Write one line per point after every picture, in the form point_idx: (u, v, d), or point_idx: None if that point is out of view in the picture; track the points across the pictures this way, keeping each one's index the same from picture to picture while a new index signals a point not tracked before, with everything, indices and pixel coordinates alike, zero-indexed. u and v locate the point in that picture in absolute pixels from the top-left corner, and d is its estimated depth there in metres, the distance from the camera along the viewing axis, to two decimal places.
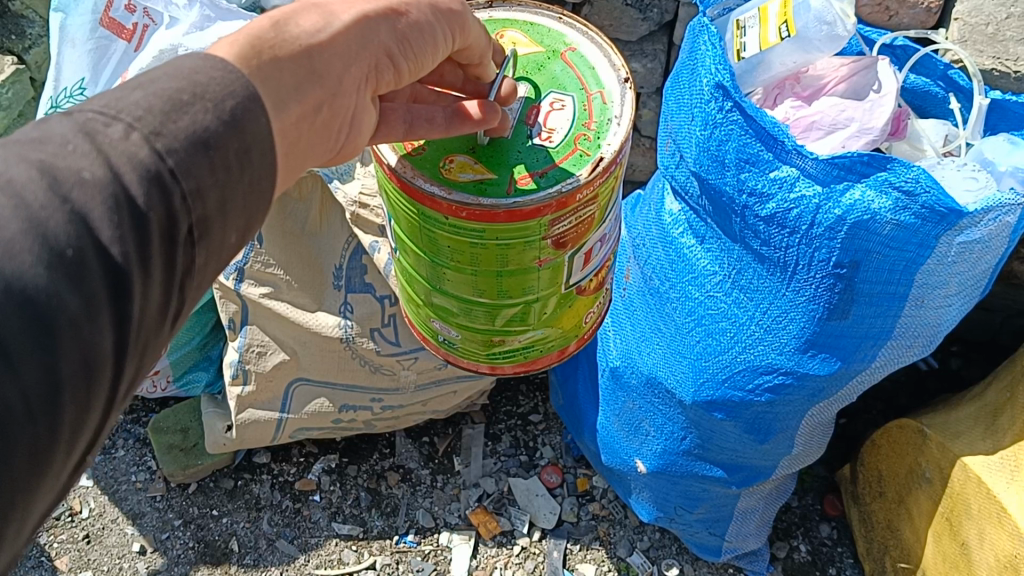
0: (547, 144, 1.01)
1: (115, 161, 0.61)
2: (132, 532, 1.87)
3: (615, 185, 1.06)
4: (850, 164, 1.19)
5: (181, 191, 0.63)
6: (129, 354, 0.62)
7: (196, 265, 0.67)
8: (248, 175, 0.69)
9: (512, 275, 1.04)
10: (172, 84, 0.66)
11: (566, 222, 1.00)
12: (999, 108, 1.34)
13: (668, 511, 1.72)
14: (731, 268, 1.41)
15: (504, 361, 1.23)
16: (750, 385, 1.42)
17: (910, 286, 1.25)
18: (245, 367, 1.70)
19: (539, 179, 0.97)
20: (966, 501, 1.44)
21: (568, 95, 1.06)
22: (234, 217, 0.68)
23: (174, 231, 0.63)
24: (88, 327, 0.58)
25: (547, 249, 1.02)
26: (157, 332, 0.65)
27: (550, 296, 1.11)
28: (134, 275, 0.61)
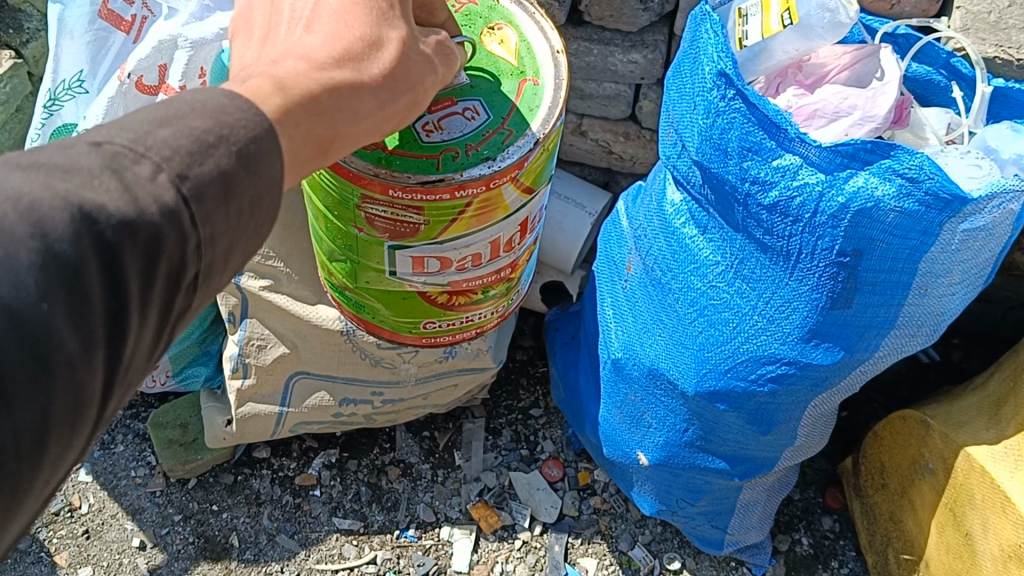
0: (420, 136, 1.05)
1: (142, 201, 0.62)
2: (131, 528, 1.86)
3: (465, 221, 1.07)
4: (853, 151, 1.19)
5: (197, 239, 0.66)
6: (115, 387, 0.66)
7: (192, 306, 0.70)
8: (256, 220, 0.70)
9: (332, 215, 1.13)
10: (200, 123, 0.67)
11: (376, 206, 1.06)
12: (1002, 96, 1.34)
13: (670, 504, 1.72)
14: (732, 258, 1.40)
15: (345, 312, 1.31)
16: (752, 375, 1.41)
17: (914, 274, 1.24)
18: (246, 360, 1.71)
19: (375, 152, 1.03)
20: (970, 491, 1.43)
21: (489, 113, 1.07)
22: (236, 260, 0.71)
23: (179, 275, 0.66)
24: (84, 366, 0.62)
25: (360, 216, 1.09)
26: (145, 364, 0.69)
27: (370, 271, 1.17)
28: (132, 320, 0.64)
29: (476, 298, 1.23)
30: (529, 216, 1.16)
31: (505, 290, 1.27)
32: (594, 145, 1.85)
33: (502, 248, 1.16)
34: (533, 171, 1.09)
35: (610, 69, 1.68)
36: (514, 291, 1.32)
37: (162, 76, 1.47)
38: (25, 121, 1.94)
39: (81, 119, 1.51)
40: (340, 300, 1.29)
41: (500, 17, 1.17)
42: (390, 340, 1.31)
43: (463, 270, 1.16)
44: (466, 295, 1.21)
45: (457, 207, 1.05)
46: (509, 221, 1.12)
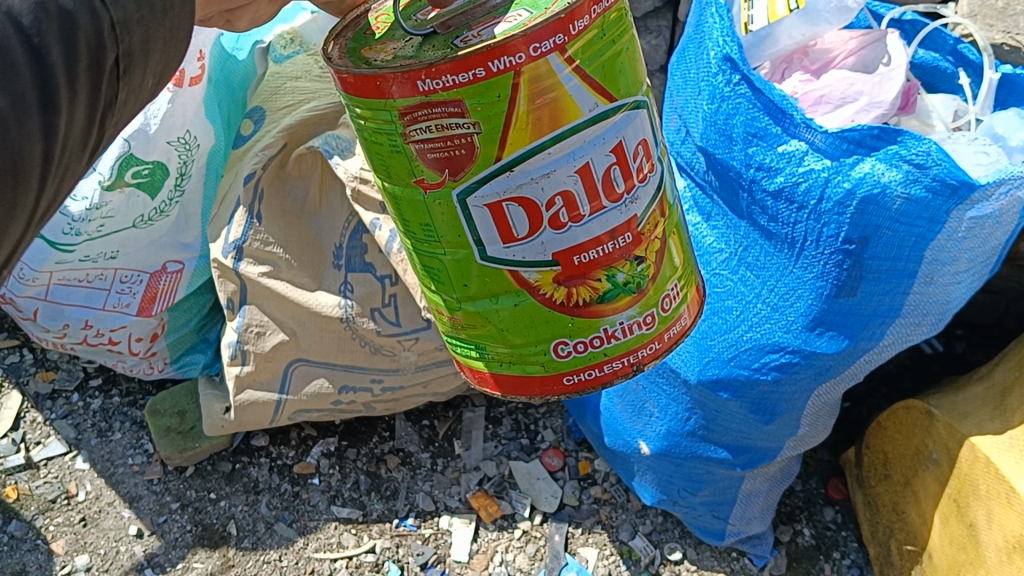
0: (455, 43, 0.86)
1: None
2: (129, 515, 1.85)
3: (528, 120, 0.86)
4: (860, 137, 1.18)
5: (110, 19, 0.68)
6: (53, 166, 0.67)
7: (117, 99, 0.73)
8: (169, 21, 0.73)
9: (399, 185, 0.95)
10: None
11: (425, 125, 0.87)
12: (1009, 83, 1.32)
13: (671, 494, 1.71)
14: (737, 246, 1.40)
15: (477, 358, 1.08)
16: (756, 364, 1.40)
17: (920, 263, 1.23)
18: (244, 347, 1.68)
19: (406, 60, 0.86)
20: (974, 482, 1.42)
21: (533, 11, 0.87)
22: (155, 60, 0.74)
23: (101, 58, 0.69)
24: (17, 128, 0.62)
25: (417, 160, 0.90)
26: (77, 158, 0.71)
27: (459, 251, 0.96)
28: (63, 91, 0.65)
29: (602, 289, 0.98)
30: (620, 140, 0.93)
31: (648, 296, 1.02)
32: None
33: (597, 184, 0.92)
34: (592, 51, 0.87)
35: None
36: (664, 293, 1.04)
37: None
38: None
39: None
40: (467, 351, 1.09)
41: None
42: (534, 389, 1.06)
43: (559, 227, 0.93)
44: (585, 278, 0.97)
45: (504, 89, 0.84)
46: (593, 137, 0.90)
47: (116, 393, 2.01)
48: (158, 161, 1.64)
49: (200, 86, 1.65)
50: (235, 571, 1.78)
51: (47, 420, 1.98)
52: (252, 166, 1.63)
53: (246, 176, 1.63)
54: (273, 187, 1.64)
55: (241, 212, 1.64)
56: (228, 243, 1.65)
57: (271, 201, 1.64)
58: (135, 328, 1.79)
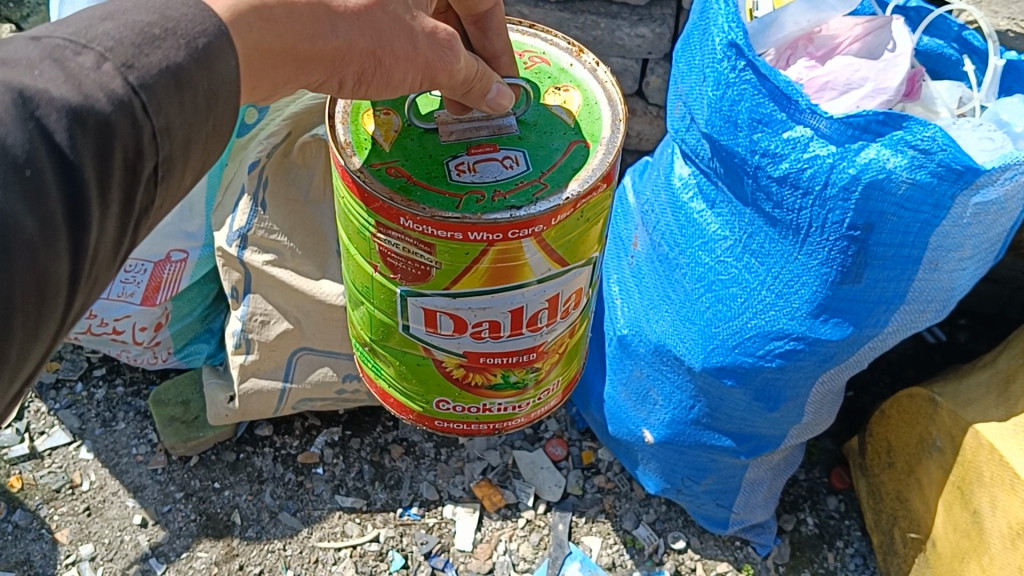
0: (451, 174, 1.01)
1: (87, 88, 0.65)
2: (133, 505, 1.85)
3: (481, 272, 1.01)
4: (865, 123, 1.18)
5: (152, 127, 0.68)
6: (81, 282, 0.67)
7: (152, 205, 0.73)
8: (213, 117, 0.73)
9: (357, 250, 1.10)
10: (144, 18, 0.69)
11: (391, 239, 1.01)
12: (1013, 69, 1.32)
13: (675, 482, 1.71)
14: (741, 233, 1.39)
15: (372, 368, 1.27)
16: (760, 351, 1.40)
17: (925, 249, 1.23)
18: (248, 336, 1.69)
19: (398, 181, 1.00)
20: (978, 468, 1.42)
21: (530, 165, 1.03)
22: (194, 157, 0.73)
23: (138, 166, 0.68)
24: (46, 251, 0.63)
25: (375, 252, 1.06)
26: (109, 267, 0.71)
27: (388, 314, 1.12)
28: (93, 206, 0.66)
29: (494, 380, 1.18)
30: (560, 292, 1.09)
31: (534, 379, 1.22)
32: None
33: (525, 319, 1.10)
34: (564, 235, 1.02)
35: (617, 43, 1.67)
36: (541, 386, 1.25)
37: None
38: None
39: None
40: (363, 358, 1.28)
41: (569, 80, 1.14)
42: (409, 415, 1.28)
43: (479, 339, 1.11)
44: (483, 369, 1.16)
45: (473, 251, 0.99)
46: (536, 290, 1.06)
47: (119, 382, 2.00)
48: None
49: None
50: (240, 560, 1.79)
51: (52, 410, 1.97)
52: (256, 153, 1.62)
53: (250, 165, 1.62)
54: (278, 176, 1.63)
55: (246, 200, 1.63)
56: (232, 231, 1.65)
57: (276, 189, 1.63)
58: (139, 317, 1.79)
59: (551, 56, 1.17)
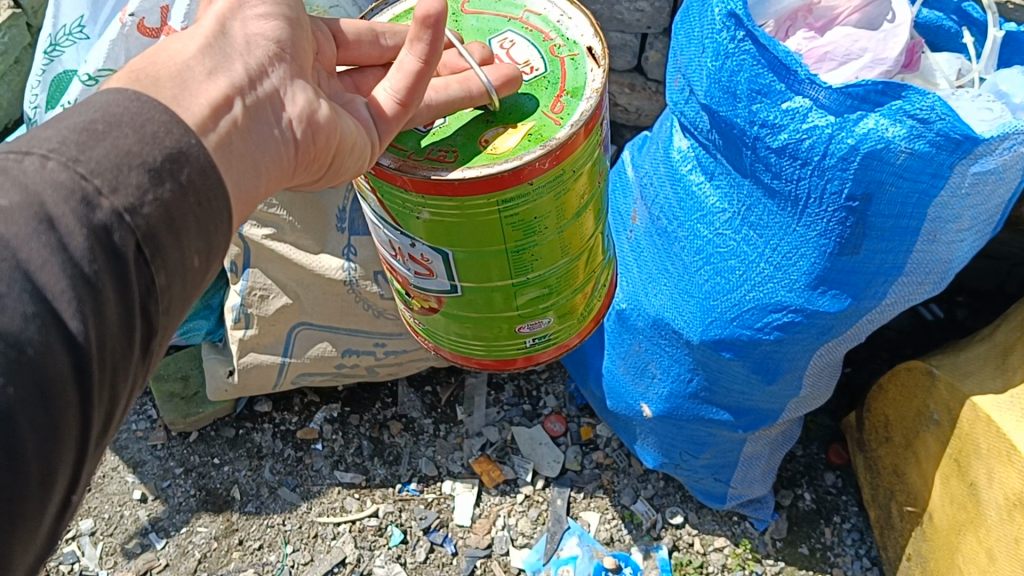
0: (539, 73, 1.10)
1: (34, 187, 0.62)
2: (133, 480, 1.86)
3: None
4: (864, 93, 1.17)
5: (116, 210, 0.64)
6: (91, 371, 0.64)
7: (157, 285, 0.69)
8: (194, 191, 0.69)
9: (587, 194, 1.12)
10: (86, 117, 0.66)
11: (602, 123, 1.09)
12: (1013, 40, 1.32)
13: (673, 457, 1.72)
14: (740, 205, 1.39)
15: (584, 317, 1.34)
16: (759, 324, 1.41)
17: (923, 220, 1.23)
18: (248, 310, 1.69)
19: (571, 97, 1.05)
20: (975, 441, 1.43)
21: (509, 31, 1.15)
22: (188, 234, 0.69)
23: (119, 250, 0.64)
24: (36, 351, 0.61)
25: (599, 154, 1.11)
26: (126, 355, 0.68)
27: (599, 203, 1.20)
28: (80, 297, 0.63)
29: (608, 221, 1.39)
30: None
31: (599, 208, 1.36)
32: None
33: None
34: None
35: (617, 18, 1.66)
36: None
37: (163, 18, 1.49)
38: (24, 74, 1.97)
39: (82, 64, 1.53)
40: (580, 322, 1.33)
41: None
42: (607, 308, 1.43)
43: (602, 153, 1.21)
44: None
45: None
46: None
47: None
48: None
49: None
50: (239, 535, 1.80)
51: None
52: None
53: None
54: None
55: None
56: None
57: None
58: None
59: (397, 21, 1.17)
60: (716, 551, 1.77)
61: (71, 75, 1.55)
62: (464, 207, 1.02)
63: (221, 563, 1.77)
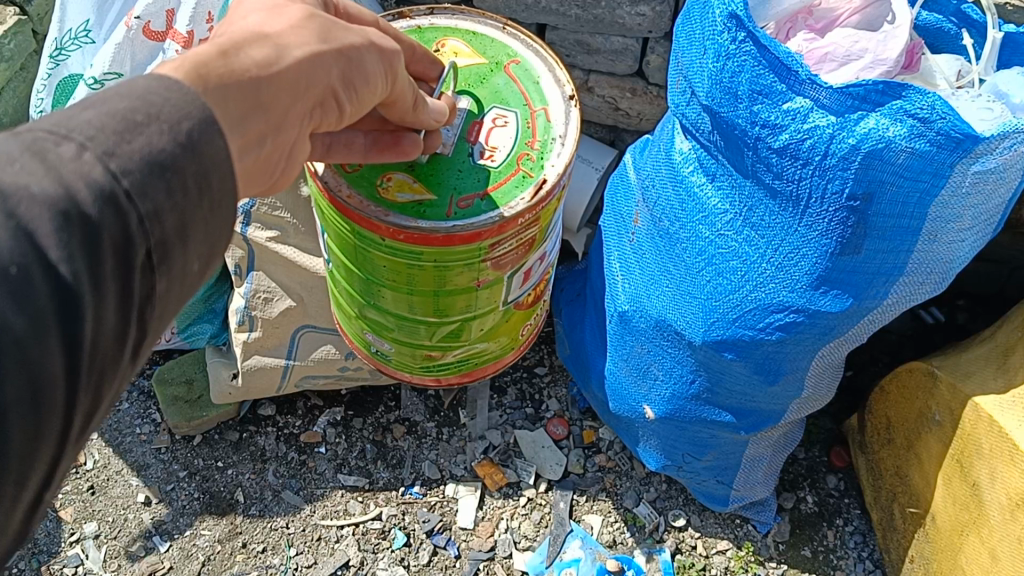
0: (490, 163, 1.19)
1: (67, 179, 0.57)
2: (136, 483, 1.86)
3: (555, 212, 1.26)
4: (864, 93, 1.18)
5: (138, 213, 0.59)
6: (82, 379, 0.59)
7: (156, 293, 0.63)
8: (207, 199, 0.65)
9: (456, 288, 1.25)
10: (125, 103, 0.61)
11: (504, 243, 1.19)
12: (1012, 42, 1.33)
13: (676, 459, 1.72)
14: (741, 206, 1.40)
15: (438, 371, 1.48)
16: (760, 324, 1.41)
17: (924, 220, 1.24)
18: (252, 313, 1.70)
19: (479, 205, 1.15)
20: (977, 440, 1.43)
21: (513, 112, 1.25)
22: (194, 243, 0.65)
23: (130, 255, 0.60)
24: (36, 349, 0.55)
25: (485, 267, 1.22)
26: (116, 361, 0.62)
27: (490, 305, 1.33)
28: (86, 297, 0.57)
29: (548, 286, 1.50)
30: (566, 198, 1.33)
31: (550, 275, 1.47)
32: (601, 101, 1.85)
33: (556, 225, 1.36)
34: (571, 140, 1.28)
35: (617, 22, 1.68)
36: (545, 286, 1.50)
37: (169, 22, 1.52)
38: (29, 80, 1.98)
39: (89, 67, 1.53)
40: (422, 369, 1.48)
41: (437, 38, 1.31)
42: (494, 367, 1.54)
43: (536, 268, 1.33)
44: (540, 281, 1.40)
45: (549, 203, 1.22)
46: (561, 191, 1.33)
47: None
48: None
49: None
50: (243, 538, 1.80)
51: None
52: None
53: None
54: None
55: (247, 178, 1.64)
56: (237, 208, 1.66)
57: None
58: None
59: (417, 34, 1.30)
60: (718, 554, 1.78)
61: (77, 79, 1.55)
62: (337, 213, 1.19)
63: (225, 565, 1.77)
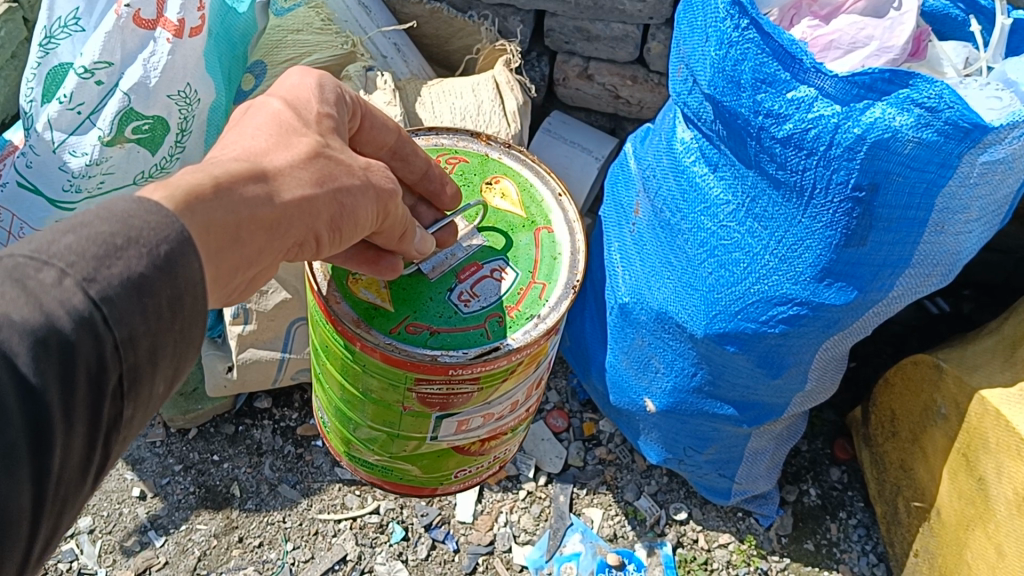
0: (462, 308, 1.06)
1: (48, 306, 0.57)
2: (131, 477, 1.83)
3: (514, 378, 1.08)
4: (870, 82, 1.15)
5: (115, 340, 0.60)
6: (45, 511, 0.60)
7: (124, 418, 0.64)
8: (181, 322, 0.65)
9: (383, 403, 1.10)
10: (107, 226, 0.61)
11: (432, 386, 1.04)
12: (1021, 28, 1.30)
13: (677, 453, 1.70)
14: (744, 197, 1.37)
15: (358, 466, 1.27)
16: (763, 317, 1.39)
17: (930, 211, 1.21)
18: (247, 306, 1.67)
19: (427, 335, 1.03)
20: (984, 435, 1.41)
21: (515, 270, 1.11)
22: (164, 367, 0.65)
23: (102, 383, 0.61)
24: (4, 482, 0.57)
25: (411, 398, 1.07)
26: (79, 488, 0.63)
27: (422, 441, 1.15)
28: (55, 433, 0.59)
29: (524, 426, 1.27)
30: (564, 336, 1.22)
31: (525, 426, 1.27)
32: (601, 89, 1.82)
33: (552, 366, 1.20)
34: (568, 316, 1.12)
35: (618, 9, 1.65)
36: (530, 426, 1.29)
37: (159, 10, 1.51)
38: (20, 68, 1.95)
39: (78, 56, 1.50)
40: (356, 464, 1.27)
41: (495, 170, 1.19)
42: (421, 492, 1.30)
43: (498, 420, 1.16)
44: (497, 435, 1.20)
45: (506, 371, 1.05)
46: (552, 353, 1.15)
47: None
48: (160, 116, 1.54)
49: (201, 38, 1.55)
50: (239, 533, 1.78)
51: None
52: None
53: None
54: None
55: None
56: None
57: None
58: None
59: (464, 153, 1.21)
60: (720, 547, 1.76)
61: (68, 68, 1.51)
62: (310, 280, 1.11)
63: (221, 560, 1.75)
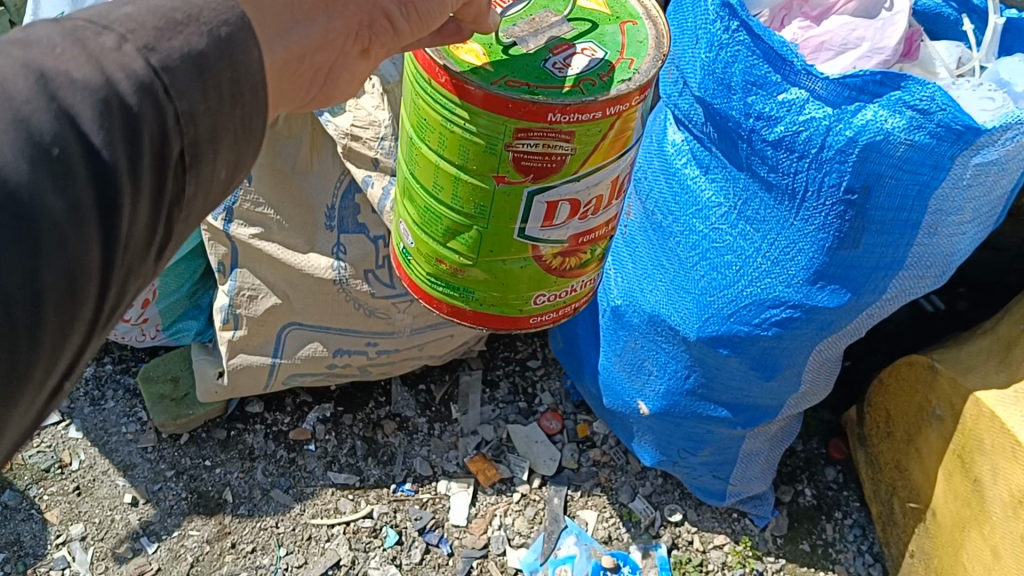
0: (559, 72, 0.93)
1: (108, 68, 0.52)
2: (123, 484, 1.82)
3: (609, 146, 0.96)
4: (862, 84, 1.15)
5: (175, 111, 0.55)
6: (115, 274, 0.54)
7: (186, 195, 0.58)
8: (242, 108, 0.59)
9: (472, 174, 0.98)
10: (167, 2, 0.57)
11: (528, 141, 0.93)
12: (1014, 27, 1.29)
13: (671, 454, 1.69)
14: (736, 199, 1.36)
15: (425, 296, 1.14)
16: (756, 320, 1.38)
17: (924, 213, 1.20)
18: (237, 312, 1.68)
19: (524, 89, 0.90)
20: (980, 436, 1.40)
21: (603, 48, 0.98)
22: (227, 150, 0.59)
23: (164, 150, 0.55)
24: (70, 240, 0.50)
25: (505, 162, 0.95)
26: (143, 259, 0.57)
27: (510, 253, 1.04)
28: (123, 191, 0.53)
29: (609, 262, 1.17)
30: None
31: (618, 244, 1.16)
32: None
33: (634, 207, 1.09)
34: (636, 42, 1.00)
35: None
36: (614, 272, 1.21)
37: None
38: None
39: None
40: (415, 286, 1.15)
41: None
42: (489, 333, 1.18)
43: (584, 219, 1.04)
44: (577, 250, 1.08)
45: (606, 124, 0.93)
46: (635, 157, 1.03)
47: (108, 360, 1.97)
48: None
49: None
50: (232, 539, 1.76)
51: None
52: None
53: None
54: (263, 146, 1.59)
55: None
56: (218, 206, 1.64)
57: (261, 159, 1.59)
58: None
59: None
60: (716, 549, 1.75)
61: None
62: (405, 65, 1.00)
63: (214, 566, 1.73)
